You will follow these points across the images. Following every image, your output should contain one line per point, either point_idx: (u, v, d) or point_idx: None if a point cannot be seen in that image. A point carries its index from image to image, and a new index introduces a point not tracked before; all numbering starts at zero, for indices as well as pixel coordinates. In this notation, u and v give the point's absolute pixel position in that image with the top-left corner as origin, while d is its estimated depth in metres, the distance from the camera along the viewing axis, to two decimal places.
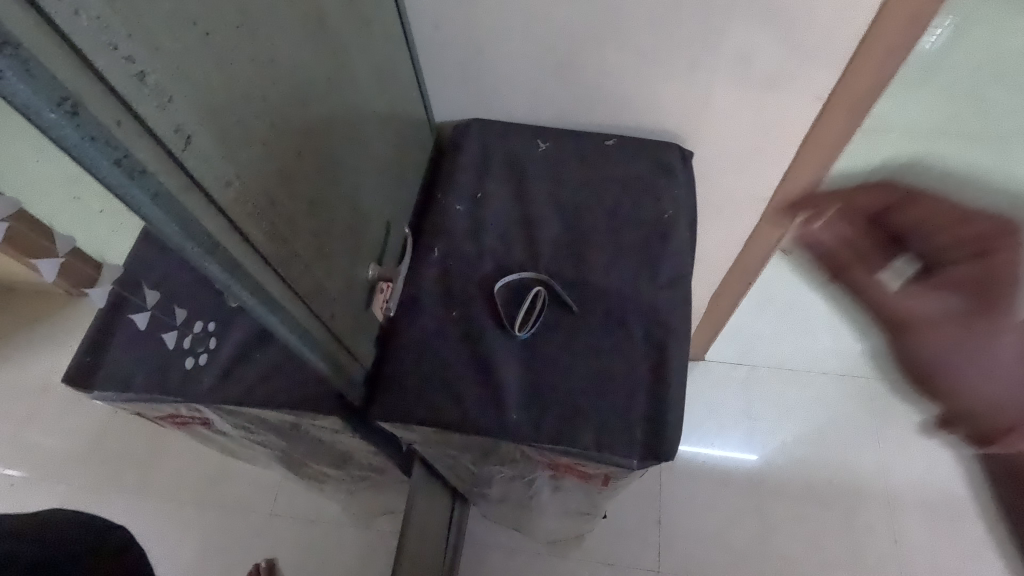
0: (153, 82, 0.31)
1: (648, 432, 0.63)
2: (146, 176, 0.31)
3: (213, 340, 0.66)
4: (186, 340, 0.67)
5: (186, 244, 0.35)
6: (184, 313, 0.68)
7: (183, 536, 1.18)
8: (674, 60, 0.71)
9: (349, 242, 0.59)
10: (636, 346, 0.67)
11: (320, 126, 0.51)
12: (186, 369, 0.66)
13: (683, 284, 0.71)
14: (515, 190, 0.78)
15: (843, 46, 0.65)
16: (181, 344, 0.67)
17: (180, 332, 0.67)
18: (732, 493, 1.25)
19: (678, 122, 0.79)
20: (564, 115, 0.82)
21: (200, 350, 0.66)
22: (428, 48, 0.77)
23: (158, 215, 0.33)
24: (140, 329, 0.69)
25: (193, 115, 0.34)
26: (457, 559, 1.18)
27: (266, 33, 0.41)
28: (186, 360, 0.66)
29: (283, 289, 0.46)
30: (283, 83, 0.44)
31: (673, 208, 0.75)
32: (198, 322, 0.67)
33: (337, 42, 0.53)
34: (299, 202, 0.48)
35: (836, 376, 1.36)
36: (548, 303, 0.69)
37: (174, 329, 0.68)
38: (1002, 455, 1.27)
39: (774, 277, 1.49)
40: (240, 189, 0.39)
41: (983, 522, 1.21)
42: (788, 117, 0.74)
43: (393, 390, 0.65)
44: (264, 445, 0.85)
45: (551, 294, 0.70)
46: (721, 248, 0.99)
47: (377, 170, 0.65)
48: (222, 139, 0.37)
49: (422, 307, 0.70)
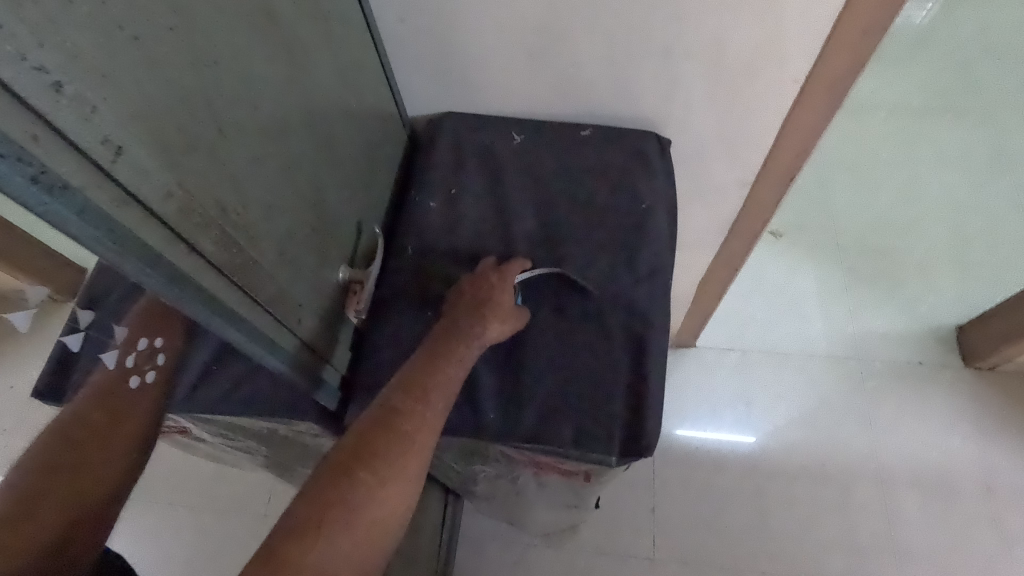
0: (72, 92, 0.29)
1: (627, 429, 0.62)
2: (69, 192, 0.30)
3: (160, 355, 0.60)
4: (128, 358, 0.59)
5: (124, 260, 0.34)
6: (123, 330, 0.58)
7: (176, 541, 1.18)
8: (647, 46, 0.69)
9: (315, 245, 0.58)
10: (614, 341, 0.66)
11: (275, 127, 0.49)
12: (135, 387, 0.60)
13: (661, 276, 0.70)
14: (490, 185, 0.76)
15: (818, 27, 0.63)
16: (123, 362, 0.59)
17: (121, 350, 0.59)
18: (726, 477, 1.25)
19: (654, 109, 0.77)
20: (536, 105, 0.80)
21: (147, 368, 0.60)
22: (395, 41, 0.75)
23: (88, 231, 0.31)
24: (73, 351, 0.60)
25: (123, 124, 0.32)
26: (452, 554, 1.18)
27: (206, 33, 0.40)
28: (131, 377, 0.60)
29: (240, 299, 0.45)
30: (230, 85, 0.42)
31: (651, 199, 0.74)
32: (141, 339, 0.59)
33: (291, 40, 0.51)
34: (256, 209, 0.47)
35: (827, 359, 1.36)
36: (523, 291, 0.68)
37: (112, 349, 0.59)
38: (993, 432, 1.27)
39: (763, 260, 1.48)
40: (182, 199, 0.38)
41: (976, 499, 1.21)
42: (766, 102, 0.73)
43: (367, 394, 0.64)
44: (246, 450, 0.83)
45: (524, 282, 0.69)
46: (705, 235, 0.98)
47: (344, 169, 0.64)
48: (160, 147, 0.35)
49: (396, 307, 0.68)
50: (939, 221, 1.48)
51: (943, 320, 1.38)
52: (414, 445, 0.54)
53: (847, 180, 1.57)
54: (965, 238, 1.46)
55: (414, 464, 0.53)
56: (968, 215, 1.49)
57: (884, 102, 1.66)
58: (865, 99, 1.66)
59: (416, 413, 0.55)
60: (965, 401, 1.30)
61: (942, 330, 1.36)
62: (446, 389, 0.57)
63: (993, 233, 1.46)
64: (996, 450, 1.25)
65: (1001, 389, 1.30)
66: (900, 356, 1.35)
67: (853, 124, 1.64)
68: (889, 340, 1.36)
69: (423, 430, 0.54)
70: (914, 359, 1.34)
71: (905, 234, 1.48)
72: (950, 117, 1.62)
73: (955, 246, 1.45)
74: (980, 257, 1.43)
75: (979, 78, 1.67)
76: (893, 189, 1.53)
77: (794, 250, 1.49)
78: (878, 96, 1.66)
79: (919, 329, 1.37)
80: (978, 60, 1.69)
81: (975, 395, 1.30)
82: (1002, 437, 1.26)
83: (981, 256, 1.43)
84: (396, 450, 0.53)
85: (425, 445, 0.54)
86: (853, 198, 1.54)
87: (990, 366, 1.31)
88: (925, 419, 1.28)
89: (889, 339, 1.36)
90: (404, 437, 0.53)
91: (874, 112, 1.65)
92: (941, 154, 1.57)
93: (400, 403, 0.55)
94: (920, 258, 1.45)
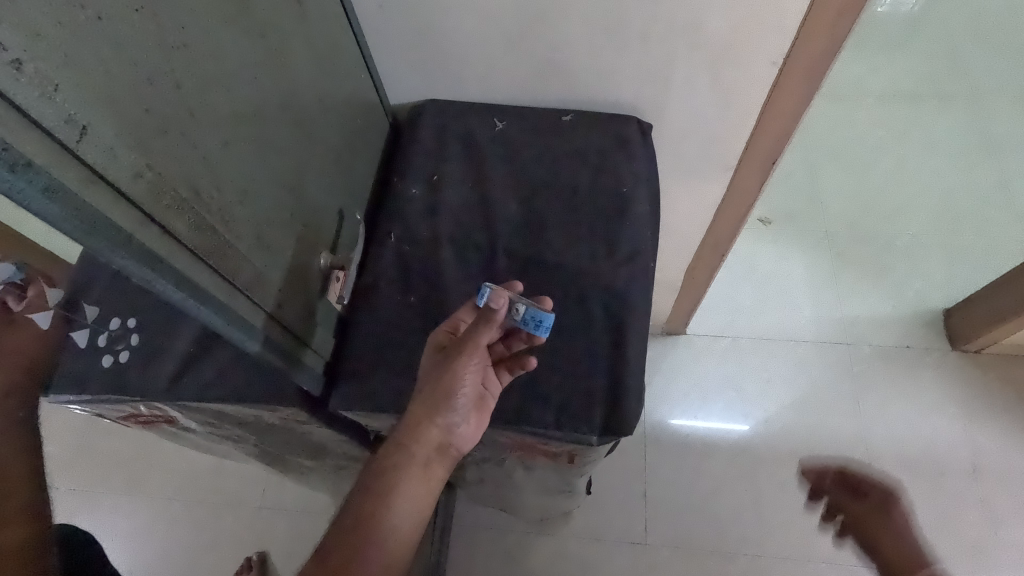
0: (33, 70, 0.30)
1: (608, 409, 0.63)
2: (33, 169, 0.30)
3: (134, 335, 0.63)
4: (102, 337, 0.64)
5: (92, 240, 0.34)
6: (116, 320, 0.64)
7: (169, 535, 1.18)
8: (624, 31, 0.70)
9: (294, 231, 0.59)
10: (595, 324, 0.67)
11: (250, 112, 0.49)
12: (107, 367, 0.62)
13: (641, 259, 0.71)
14: (472, 171, 0.76)
15: (794, 7, 0.63)
16: (97, 342, 0.63)
17: (96, 329, 0.64)
18: (716, 462, 1.26)
19: (635, 94, 0.78)
20: (517, 92, 0.81)
21: (120, 347, 0.63)
22: (375, 29, 0.75)
23: (52, 209, 0.32)
24: (82, 346, 0.64)
25: (87, 104, 0.33)
26: (445, 543, 1.19)
27: (173, 15, 0.40)
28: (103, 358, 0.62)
29: (217, 282, 0.45)
30: (201, 69, 0.43)
31: (631, 183, 0.75)
32: (115, 319, 0.64)
33: (264, 25, 0.51)
34: (231, 193, 0.47)
35: (817, 344, 1.37)
36: (542, 326, 0.57)
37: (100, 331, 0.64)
38: (980, 413, 1.28)
39: (752, 247, 1.49)
40: (154, 180, 0.38)
41: (962, 480, 1.23)
42: (741, 85, 0.73)
43: (351, 379, 0.64)
44: (235, 440, 0.83)
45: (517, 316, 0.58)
46: (691, 221, 0.98)
47: (324, 155, 0.64)
48: (128, 129, 0.36)
49: (378, 293, 0.68)
50: (927, 206, 1.49)
51: (931, 304, 1.38)
52: (378, 525, 0.60)
53: (835, 166, 1.57)
54: (953, 223, 1.47)
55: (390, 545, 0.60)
56: (956, 199, 1.49)
57: (872, 88, 1.67)
58: (852, 87, 1.68)
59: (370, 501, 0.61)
60: (951, 382, 1.31)
61: (930, 314, 1.37)
62: (388, 478, 0.61)
63: (979, 218, 1.47)
64: (982, 432, 1.26)
65: (988, 372, 1.31)
66: (887, 340, 1.36)
67: (842, 111, 1.64)
68: (877, 325, 1.37)
69: (384, 508, 0.61)
70: (902, 343, 1.35)
71: (891, 219, 1.49)
72: (936, 102, 1.63)
73: (943, 231, 1.46)
74: (967, 241, 1.44)
75: (966, 64, 1.68)
76: (881, 175, 1.54)
77: (783, 237, 1.50)
78: (866, 83, 1.67)
79: (907, 313, 1.38)
80: (967, 45, 1.70)
81: (962, 376, 1.31)
82: (989, 418, 1.27)
83: (968, 240, 1.44)
84: (361, 535, 0.59)
85: (399, 525, 0.61)
86: (841, 184, 1.55)
87: (976, 350, 1.32)
88: (913, 403, 1.30)
89: (876, 323, 1.38)
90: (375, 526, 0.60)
91: (861, 99, 1.66)
92: (929, 139, 1.58)
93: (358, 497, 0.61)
94: (907, 243, 1.45)
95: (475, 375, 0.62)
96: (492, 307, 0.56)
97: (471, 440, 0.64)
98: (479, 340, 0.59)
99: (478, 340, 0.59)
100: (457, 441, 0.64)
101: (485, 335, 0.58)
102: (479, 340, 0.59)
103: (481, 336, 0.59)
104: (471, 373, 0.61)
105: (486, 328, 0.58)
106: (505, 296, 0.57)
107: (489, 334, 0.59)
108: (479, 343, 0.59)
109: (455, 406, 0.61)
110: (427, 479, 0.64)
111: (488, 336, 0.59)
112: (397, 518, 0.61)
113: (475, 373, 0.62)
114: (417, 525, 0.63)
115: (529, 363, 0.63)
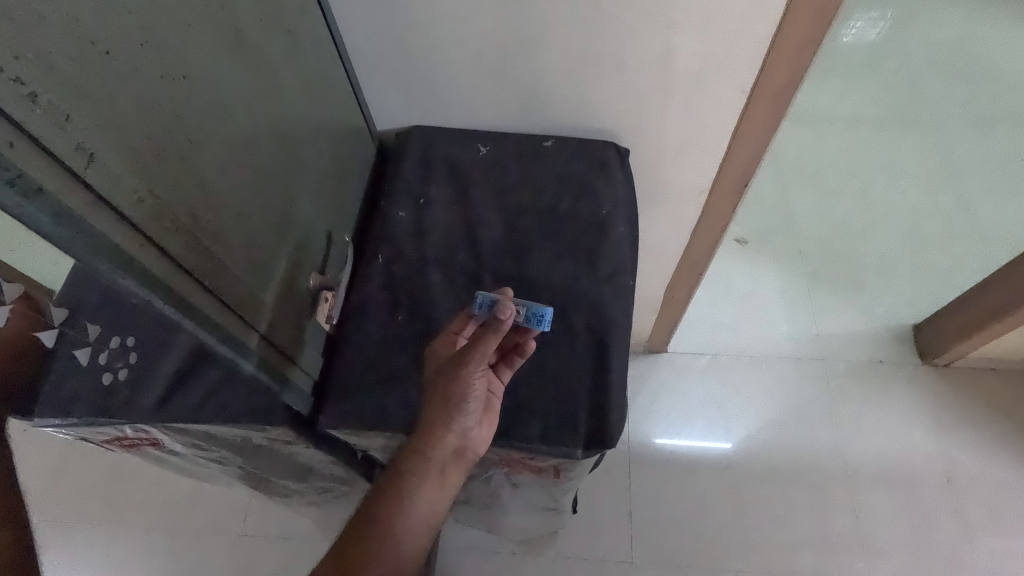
0: (46, 101, 0.32)
1: (591, 423, 0.64)
2: (43, 195, 0.32)
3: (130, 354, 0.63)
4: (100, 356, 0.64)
5: (96, 261, 0.36)
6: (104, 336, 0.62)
7: (151, 564, 1.15)
8: (602, 60, 0.73)
9: (283, 251, 0.60)
10: (578, 341, 0.69)
11: (244, 138, 0.51)
12: (104, 386, 0.63)
13: (621, 277, 0.73)
14: (458, 194, 0.79)
15: (759, 40, 0.67)
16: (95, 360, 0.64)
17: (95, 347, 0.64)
18: (700, 477, 1.28)
19: (612, 121, 0.82)
20: (499, 118, 0.84)
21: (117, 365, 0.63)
22: (364, 59, 0.78)
23: (58, 232, 0.34)
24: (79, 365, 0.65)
25: (96, 132, 0.35)
26: (432, 567, 1.18)
27: (175, 47, 0.42)
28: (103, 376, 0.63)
29: (211, 301, 0.46)
30: (200, 97, 0.45)
31: (610, 205, 0.78)
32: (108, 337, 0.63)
33: (259, 57, 0.54)
34: (225, 215, 0.49)
35: (794, 360, 1.41)
36: (546, 319, 0.63)
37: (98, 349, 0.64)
38: (952, 425, 1.32)
39: (729, 267, 1.54)
40: (154, 205, 0.40)
41: (936, 491, 1.25)
42: (714, 113, 0.77)
43: (339, 397, 0.65)
44: (221, 462, 0.83)
45: (521, 318, 0.64)
46: (670, 242, 1.02)
47: (313, 178, 0.66)
48: (131, 157, 0.38)
49: (366, 312, 0.70)
50: (894, 225, 1.55)
51: (901, 320, 1.44)
52: (387, 523, 0.58)
53: (808, 189, 1.63)
54: (920, 240, 1.53)
55: (397, 544, 0.58)
56: (921, 218, 1.56)
57: (840, 114, 1.74)
58: (821, 113, 1.75)
59: (382, 500, 0.59)
60: (924, 394, 1.35)
61: (899, 330, 1.43)
62: (403, 483, 0.60)
63: (944, 235, 1.53)
64: (954, 443, 1.30)
65: (958, 386, 1.36)
66: (862, 355, 1.40)
67: (811, 135, 1.72)
68: (851, 341, 1.42)
69: (396, 508, 0.59)
70: (875, 357, 1.40)
71: (862, 238, 1.55)
72: (900, 127, 1.71)
73: (911, 248, 1.52)
74: (934, 258, 1.50)
75: (926, 91, 1.77)
76: (851, 196, 1.61)
77: (758, 256, 1.55)
78: (834, 109, 1.75)
79: (878, 328, 1.43)
80: (926, 74, 1.80)
81: (934, 390, 1.36)
82: (960, 429, 1.31)
83: (934, 257, 1.50)
84: (370, 534, 0.57)
85: (409, 526, 0.59)
86: (813, 205, 1.61)
87: (945, 363, 1.37)
88: (888, 415, 1.33)
89: (850, 339, 1.42)
90: (387, 524, 0.58)
91: (830, 124, 1.73)
92: (895, 160, 1.66)
93: (371, 498, 0.60)
94: (877, 261, 1.51)
95: (483, 380, 0.63)
96: (501, 315, 0.59)
97: (484, 443, 0.63)
98: (487, 345, 0.60)
99: (489, 346, 0.60)
100: (471, 448, 0.63)
101: (495, 341, 0.59)
102: (488, 346, 0.59)
103: (489, 343, 0.59)
104: (479, 378, 0.62)
105: (495, 334, 0.59)
106: (510, 305, 0.60)
107: (497, 341, 0.60)
108: (486, 350, 0.60)
109: (467, 415, 0.61)
110: (442, 484, 0.62)
111: (496, 342, 0.60)
112: (409, 520, 0.59)
113: (482, 379, 0.63)
114: (429, 529, 0.61)
115: (527, 347, 0.67)
